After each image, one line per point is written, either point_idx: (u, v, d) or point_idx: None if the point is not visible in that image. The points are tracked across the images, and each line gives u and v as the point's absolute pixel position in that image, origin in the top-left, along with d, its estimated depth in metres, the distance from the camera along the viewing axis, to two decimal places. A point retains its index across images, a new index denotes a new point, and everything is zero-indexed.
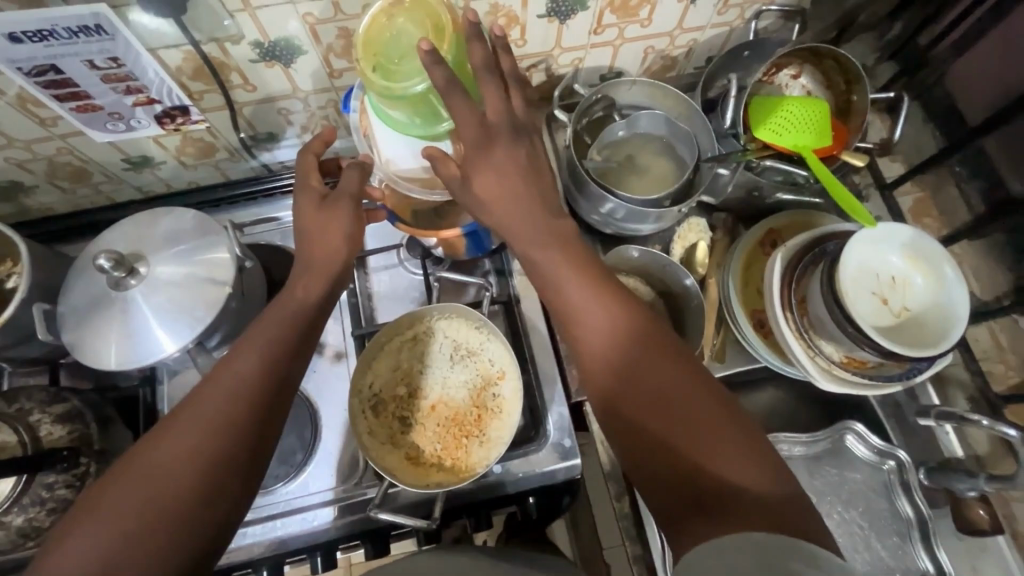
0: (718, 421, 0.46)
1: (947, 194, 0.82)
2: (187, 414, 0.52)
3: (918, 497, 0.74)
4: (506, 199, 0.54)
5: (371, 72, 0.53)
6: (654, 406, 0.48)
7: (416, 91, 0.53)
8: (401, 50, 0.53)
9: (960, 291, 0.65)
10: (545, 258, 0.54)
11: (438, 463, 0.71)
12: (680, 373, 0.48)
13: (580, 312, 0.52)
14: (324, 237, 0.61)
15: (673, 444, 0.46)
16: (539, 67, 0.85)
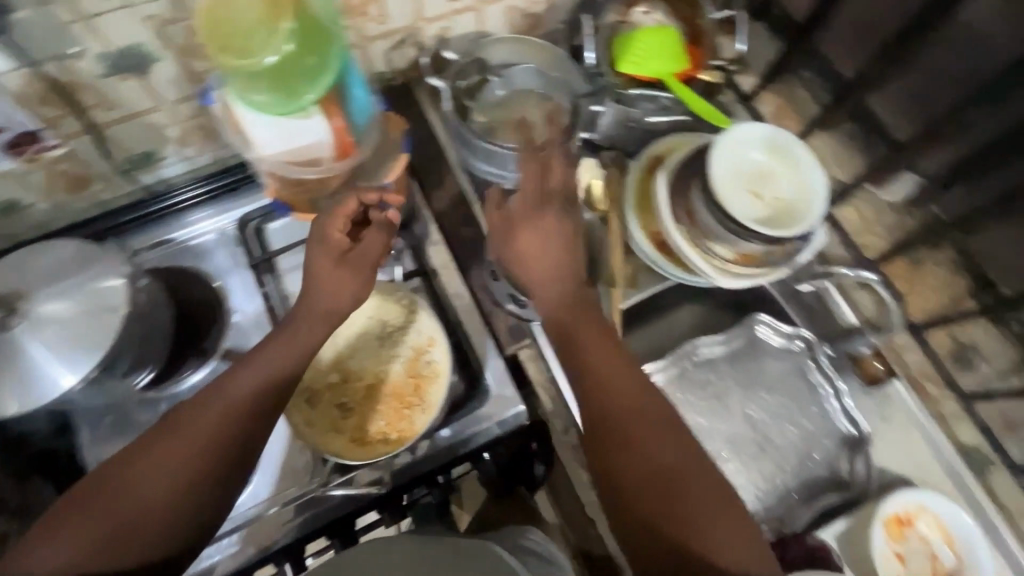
0: (710, 495, 0.55)
1: (799, 97, 0.91)
2: (172, 437, 0.55)
3: (826, 368, 0.82)
4: (544, 257, 0.66)
5: (219, 54, 0.53)
6: (643, 464, 0.56)
7: (267, 65, 0.53)
8: (243, 26, 0.52)
9: (817, 172, 0.73)
10: (564, 317, 0.65)
11: (384, 439, 0.72)
12: (669, 426, 0.59)
13: (584, 346, 0.63)
14: (335, 291, 0.63)
15: (657, 485, 0.56)
16: (409, 41, 0.86)
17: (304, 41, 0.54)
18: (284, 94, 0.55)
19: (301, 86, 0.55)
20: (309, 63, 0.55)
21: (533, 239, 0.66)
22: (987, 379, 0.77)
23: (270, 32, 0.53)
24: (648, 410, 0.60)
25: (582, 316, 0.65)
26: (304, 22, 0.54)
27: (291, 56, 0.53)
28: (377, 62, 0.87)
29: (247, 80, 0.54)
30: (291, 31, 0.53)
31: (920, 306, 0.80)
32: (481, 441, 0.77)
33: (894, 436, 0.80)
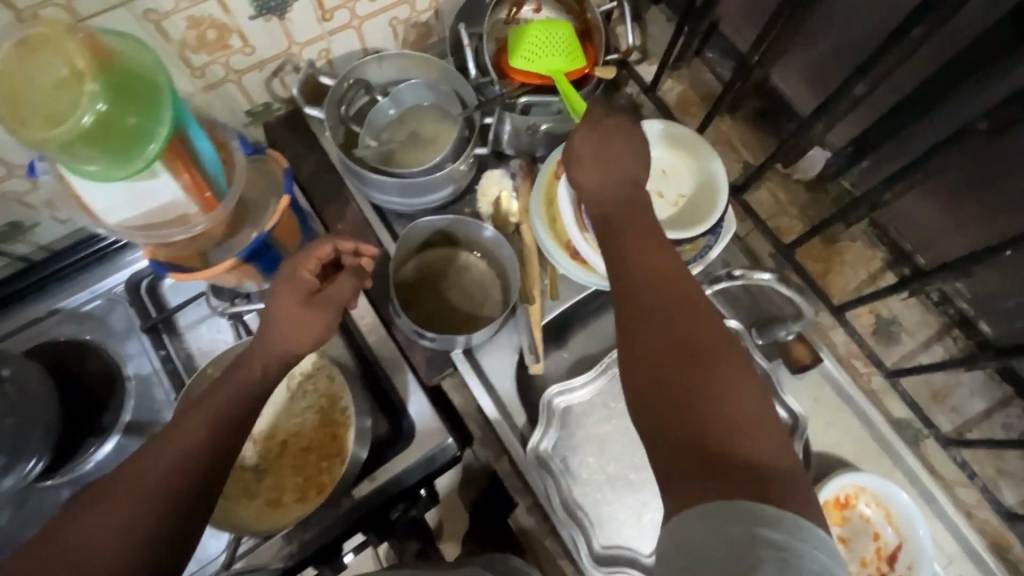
0: (739, 384, 0.46)
1: (703, 82, 0.89)
2: (128, 480, 0.48)
3: (757, 356, 0.79)
4: (617, 158, 0.60)
5: (22, 128, 0.47)
6: (659, 348, 0.49)
7: (81, 127, 0.47)
8: (42, 94, 0.47)
9: (715, 161, 0.70)
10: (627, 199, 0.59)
11: (301, 497, 0.69)
12: (686, 302, 0.51)
13: (633, 240, 0.56)
14: (295, 326, 0.58)
15: (682, 367, 0.47)
16: (287, 69, 0.81)
17: (119, 98, 0.48)
18: (112, 160, 0.49)
19: (128, 148, 0.49)
20: (129, 121, 0.49)
21: (612, 144, 0.61)
22: (911, 350, 0.76)
23: (74, 96, 0.47)
24: (659, 297, 0.52)
25: (620, 195, 0.60)
26: (114, 78, 0.48)
27: (104, 118, 0.47)
28: (256, 94, 0.82)
29: (63, 153, 0.48)
30: (97, 90, 0.47)
31: (839, 285, 0.79)
32: (406, 484, 0.72)
33: (830, 419, 0.78)
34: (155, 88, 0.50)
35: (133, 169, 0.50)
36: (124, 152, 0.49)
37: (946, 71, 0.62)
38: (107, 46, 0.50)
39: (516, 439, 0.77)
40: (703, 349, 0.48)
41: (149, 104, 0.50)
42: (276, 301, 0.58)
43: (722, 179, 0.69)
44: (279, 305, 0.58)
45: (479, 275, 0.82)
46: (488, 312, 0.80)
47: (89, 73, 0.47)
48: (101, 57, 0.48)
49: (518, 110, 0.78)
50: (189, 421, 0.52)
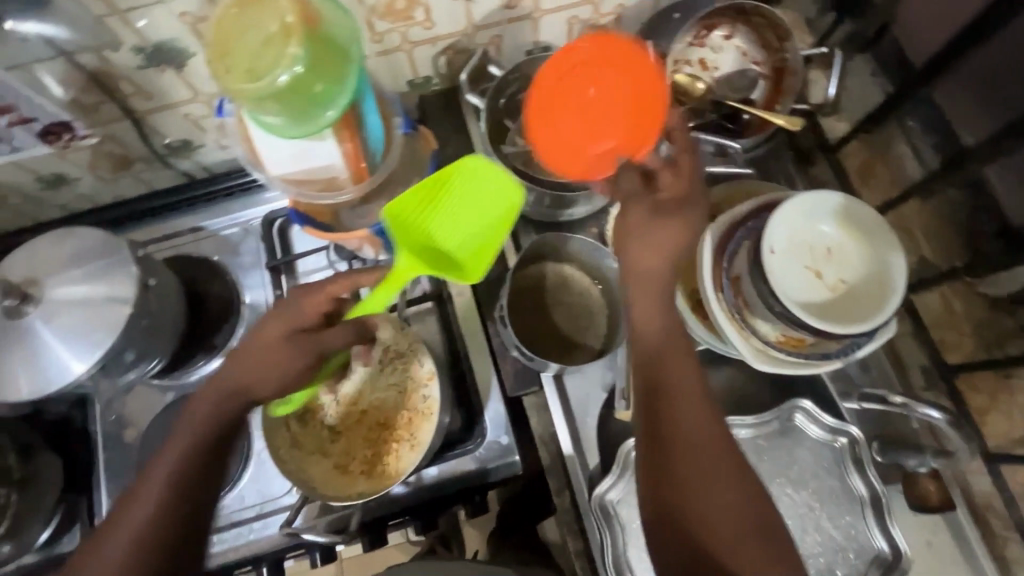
0: (741, 483, 0.54)
1: (896, 153, 0.78)
2: (152, 508, 0.52)
3: (870, 474, 0.71)
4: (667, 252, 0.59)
5: (222, 75, 0.49)
6: (693, 445, 0.55)
7: (278, 85, 0.48)
8: (254, 46, 0.48)
9: (896, 254, 0.61)
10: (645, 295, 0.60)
11: (367, 470, 0.70)
12: (727, 500, 0.53)
13: (692, 433, 0.55)
14: (285, 359, 0.58)
15: (694, 450, 0.54)
16: (455, 48, 0.80)
17: (315, 63, 0.49)
18: (293, 120, 0.51)
19: (312, 111, 0.51)
20: (319, 86, 0.50)
21: (658, 306, 0.60)
22: None
23: (280, 52, 0.48)
24: (699, 488, 0.53)
25: (678, 405, 0.56)
26: (316, 43, 0.49)
27: (298, 81, 0.48)
28: (421, 66, 0.82)
29: (254, 106, 0.50)
30: (299, 54, 0.48)
31: (1000, 428, 0.67)
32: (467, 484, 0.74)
33: (938, 569, 0.69)
34: (347, 55, 0.51)
35: (308, 132, 0.52)
36: (305, 116, 0.51)
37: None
38: (320, 14, 0.51)
39: (584, 479, 0.74)
40: (699, 433, 0.55)
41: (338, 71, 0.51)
42: (285, 323, 0.60)
43: (900, 277, 0.60)
44: (254, 334, 0.60)
45: (590, 300, 0.78)
46: (588, 341, 0.77)
47: (299, 33, 0.48)
48: (307, 20, 0.49)
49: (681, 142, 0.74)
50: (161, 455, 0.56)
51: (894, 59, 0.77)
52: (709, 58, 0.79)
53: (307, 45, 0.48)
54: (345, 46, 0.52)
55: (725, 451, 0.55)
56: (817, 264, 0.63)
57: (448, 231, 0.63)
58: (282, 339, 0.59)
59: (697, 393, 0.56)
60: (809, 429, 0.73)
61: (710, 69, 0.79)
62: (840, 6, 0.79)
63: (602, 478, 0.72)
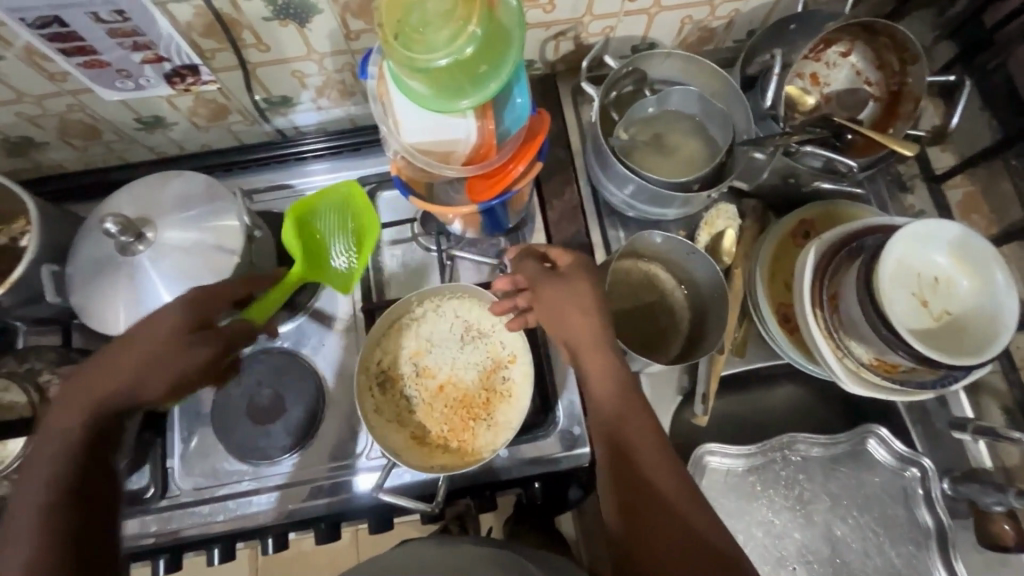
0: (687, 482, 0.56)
1: (999, 190, 0.77)
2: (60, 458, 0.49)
3: (938, 507, 0.71)
4: (571, 301, 0.63)
5: (390, 38, 0.49)
6: (649, 454, 0.57)
7: (438, 66, 0.49)
8: (428, 18, 0.49)
9: (1009, 292, 0.61)
10: (568, 325, 0.63)
11: (444, 445, 0.71)
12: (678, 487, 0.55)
13: (636, 436, 0.58)
14: (165, 363, 0.55)
15: (645, 453, 0.57)
16: (567, 35, 0.79)
17: (486, 41, 0.50)
18: (450, 93, 0.52)
19: (472, 86, 0.52)
20: (484, 64, 0.51)
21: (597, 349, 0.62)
22: None
23: (452, 28, 0.49)
24: (634, 480, 0.56)
25: (607, 413, 0.61)
26: (490, 23, 0.50)
27: (470, 58, 0.50)
28: (529, 50, 0.81)
29: (416, 74, 0.51)
30: (477, 33, 0.49)
31: None
32: (536, 471, 0.74)
33: None
34: (514, 36, 0.52)
35: (449, 110, 0.53)
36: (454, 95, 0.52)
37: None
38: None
39: None
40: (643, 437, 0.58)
41: (504, 51, 0.51)
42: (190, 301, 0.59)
43: (1010, 313, 0.60)
44: (149, 320, 0.57)
45: (673, 301, 0.78)
46: (670, 342, 0.76)
47: (475, 15, 0.49)
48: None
49: (789, 152, 0.73)
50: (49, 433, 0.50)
51: (1009, 95, 0.76)
52: (822, 74, 0.78)
53: (479, 29, 0.49)
54: (512, 26, 0.52)
55: (656, 443, 0.58)
56: (925, 293, 0.63)
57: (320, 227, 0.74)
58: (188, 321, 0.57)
59: (624, 396, 0.61)
60: (880, 454, 0.73)
61: (821, 84, 0.78)
62: (959, 35, 0.78)
63: None
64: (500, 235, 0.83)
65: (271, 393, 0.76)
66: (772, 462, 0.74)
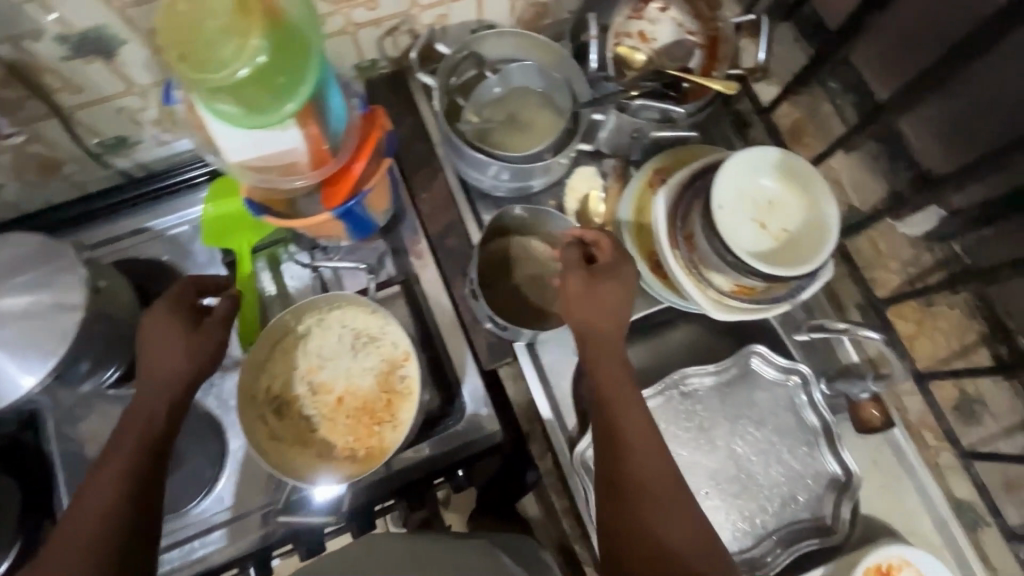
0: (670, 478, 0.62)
1: (822, 112, 0.84)
2: (87, 490, 0.56)
3: (820, 406, 0.78)
4: (608, 298, 0.65)
5: (177, 62, 0.49)
6: (643, 452, 0.62)
7: (234, 83, 0.49)
8: (209, 36, 0.48)
9: (829, 202, 0.67)
10: (576, 321, 0.66)
11: (352, 455, 0.70)
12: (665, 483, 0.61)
13: (626, 434, 0.63)
14: (166, 366, 0.61)
15: (644, 449, 0.62)
16: (400, 29, 0.79)
17: (277, 47, 0.50)
18: (257, 106, 0.51)
19: (278, 95, 0.51)
20: (283, 71, 0.51)
21: (608, 341, 0.66)
22: (990, 436, 0.72)
23: (235, 43, 0.48)
24: (624, 470, 0.62)
25: (604, 404, 0.65)
26: (277, 32, 0.50)
27: (264, 66, 0.49)
28: (367, 49, 0.81)
29: (216, 94, 0.50)
30: (264, 45, 0.49)
31: (928, 353, 0.75)
32: (451, 459, 0.75)
33: (884, 482, 0.76)
34: (307, 38, 0.52)
35: (260, 126, 0.52)
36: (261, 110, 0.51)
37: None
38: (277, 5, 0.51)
39: (563, 441, 0.76)
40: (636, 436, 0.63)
41: (300, 54, 0.52)
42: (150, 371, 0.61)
43: (833, 221, 0.66)
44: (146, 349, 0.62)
45: (552, 267, 0.80)
46: (555, 308, 0.79)
47: (256, 27, 0.49)
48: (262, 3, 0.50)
49: (626, 109, 0.76)
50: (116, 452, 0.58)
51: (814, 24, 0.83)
52: (648, 30, 0.82)
53: (265, 40, 0.49)
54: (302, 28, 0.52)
55: (645, 436, 0.63)
56: (760, 215, 0.68)
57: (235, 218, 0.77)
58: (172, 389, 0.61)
59: (611, 383, 0.65)
60: (763, 371, 0.79)
61: (650, 40, 0.82)
62: None
63: (581, 437, 0.74)
64: (378, 237, 0.83)
65: None
66: (671, 398, 0.79)
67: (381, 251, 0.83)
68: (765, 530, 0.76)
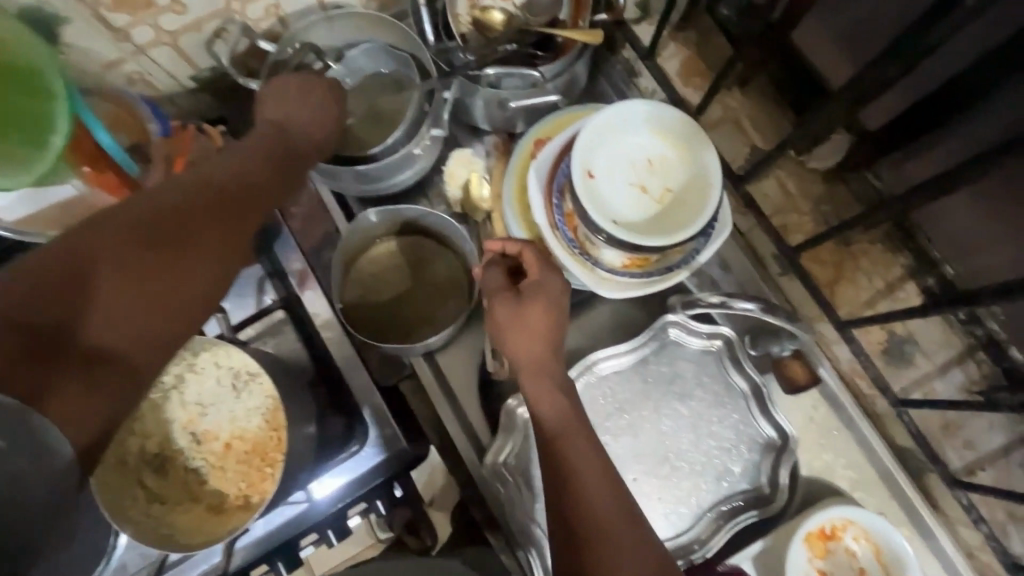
0: (643, 538, 0.46)
1: (714, 46, 0.76)
2: (159, 258, 0.44)
3: (747, 367, 0.71)
4: (534, 313, 0.55)
5: None
6: (600, 505, 0.47)
7: None
8: None
9: (710, 152, 0.60)
10: (513, 326, 0.55)
11: (244, 503, 0.66)
12: (634, 541, 0.46)
13: (584, 484, 0.48)
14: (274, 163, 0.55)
15: (605, 498, 0.47)
16: (227, 28, 0.70)
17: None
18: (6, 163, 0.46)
19: (21, 144, 0.45)
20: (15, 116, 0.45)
21: (545, 353, 0.55)
22: (926, 375, 0.66)
23: None
24: (598, 560, 0.44)
25: (562, 477, 0.48)
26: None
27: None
28: (198, 58, 0.72)
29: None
30: None
31: (851, 297, 0.68)
32: (361, 485, 0.71)
33: (822, 439, 0.71)
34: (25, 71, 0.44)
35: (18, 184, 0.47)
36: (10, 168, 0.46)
37: (1007, 49, 0.50)
38: None
39: (475, 450, 0.71)
40: (594, 485, 0.48)
41: (33, 91, 0.45)
42: (276, 167, 0.55)
43: (716, 172, 0.59)
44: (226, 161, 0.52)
45: (440, 265, 0.74)
46: (448, 310, 0.72)
47: None
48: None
49: (485, 82, 0.68)
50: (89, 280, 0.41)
51: None
52: None
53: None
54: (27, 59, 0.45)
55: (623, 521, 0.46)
56: (638, 178, 0.61)
57: None
58: (263, 187, 0.53)
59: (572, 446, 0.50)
60: (682, 341, 0.72)
61: None
62: None
63: (492, 443, 0.70)
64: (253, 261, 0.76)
65: None
66: (585, 385, 0.72)
67: (259, 276, 0.76)
68: (701, 509, 0.71)
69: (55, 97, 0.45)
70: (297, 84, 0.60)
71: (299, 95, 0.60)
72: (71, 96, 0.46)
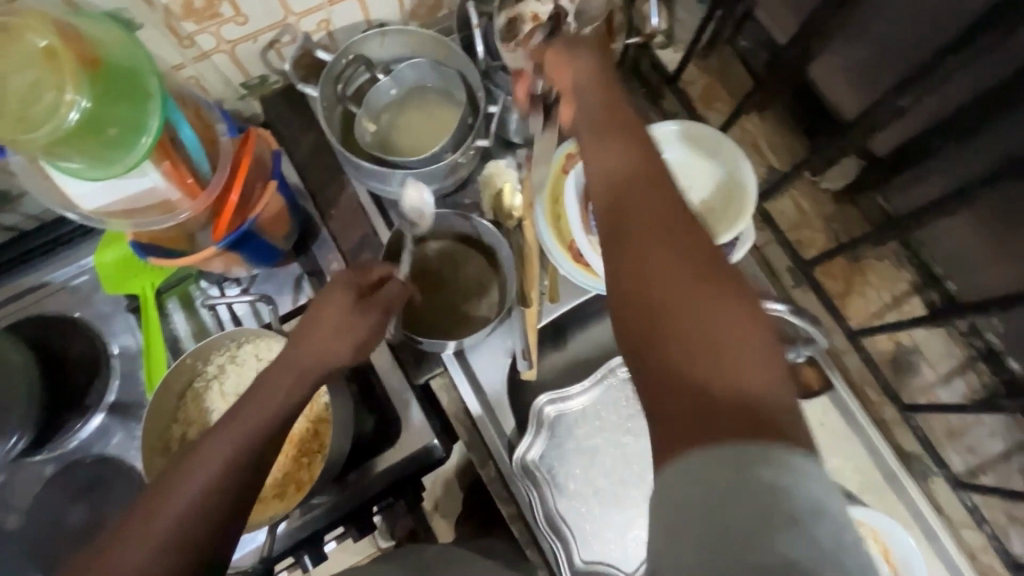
0: (701, 253, 0.38)
1: (734, 74, 0.81)
2: (168, 496, 0.44)
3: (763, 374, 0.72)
4: (599, 113, 0.48)
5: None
6: (702, 290, 0.36)
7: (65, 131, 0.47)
8: (23, 91, 0.46)
9: (746, 165, 0.64)
10: (589, 140, 0.46)
11: (279, 492, 0.68)
12: (682, 242, 0.38)
13: (639, 191, 0.41)
14: (338, 338, 0.56)
15: (689, 260, 0.37)
16: (281, 40, 0.74)
17: (101, 93, 0.48)
18: (93, 157, 0.49)
19: (117, 139, 0.49)
20: (113, 115, 0.49)
21: (612, 136, 0.45)
22: (930, 384, 0.71)
23: (51, 96, 0.46)
24: (633, 241, 0.39)
25: (620, 176, 0.42)
26: (96, 81, 0.48)
27: (88, 111, 0.47)
28: (251, 66, 0.76)
29: (44, 153, 0.48)
30: (77, 94, 0.47)
31: (860, 309, 0.73)
32: (387, 481, 0.72)
33: (836, 444, 0.73)
34: (136, 77, 0.50)
35: (110, 174, 0.50)
36: (106, 159, 0.50)
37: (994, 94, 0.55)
38: (95, 50, 0.49)
39: (502, 445, 0.75)
40: (694, 271, 0.37)
41: (130, 94, 0.49)
42: (246, 440, 0.47)
43: (752, 183, 0.64)
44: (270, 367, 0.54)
45: (477, 274, 0.78)
46: (481, 311, 0.76)
47: (67, 76, 0.47)
48: (75, 43, 0.48)
49: (525, 99, 0.72)
50: (134, 532, 0.42)
51: None
52: None
53: (82, 89, 0.47)
54: (129, 63, 0.50)
55: (691, 223, 0.39)
56: None
57: (125, 272, 0.72)
58: (217, 479, 0.45)
59: (613, 128, 0.46)
60: None
61: None
62: None
63: (520, 440, 0.73)
64: (292, 259, 0.80)
65: (88, 510, 0.70)
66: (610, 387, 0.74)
67: (297, 275, 0.80)
68: None
69: (149, 100, 0.50)
70: (338, 321, 0.57)
71: (323, 335, 0.55)
72: (162, 99, 0.51)
